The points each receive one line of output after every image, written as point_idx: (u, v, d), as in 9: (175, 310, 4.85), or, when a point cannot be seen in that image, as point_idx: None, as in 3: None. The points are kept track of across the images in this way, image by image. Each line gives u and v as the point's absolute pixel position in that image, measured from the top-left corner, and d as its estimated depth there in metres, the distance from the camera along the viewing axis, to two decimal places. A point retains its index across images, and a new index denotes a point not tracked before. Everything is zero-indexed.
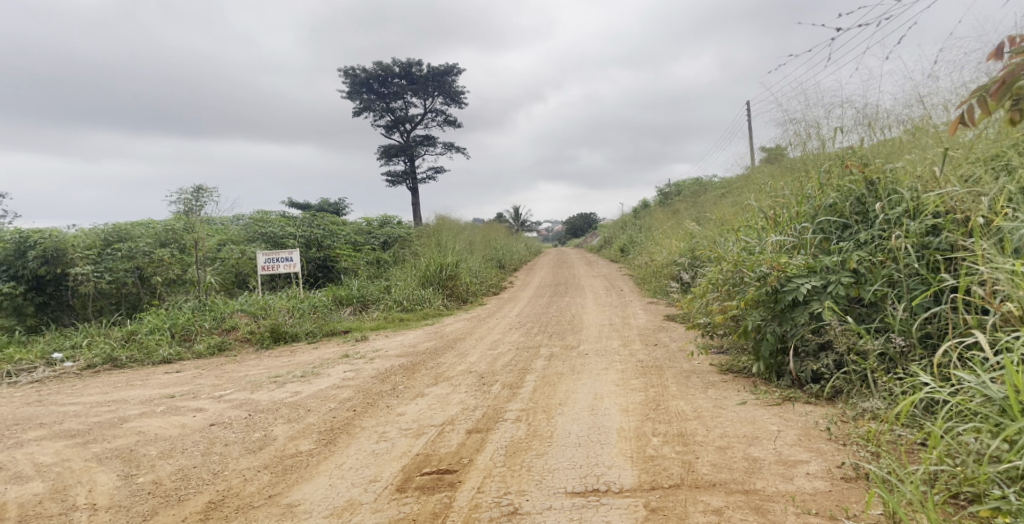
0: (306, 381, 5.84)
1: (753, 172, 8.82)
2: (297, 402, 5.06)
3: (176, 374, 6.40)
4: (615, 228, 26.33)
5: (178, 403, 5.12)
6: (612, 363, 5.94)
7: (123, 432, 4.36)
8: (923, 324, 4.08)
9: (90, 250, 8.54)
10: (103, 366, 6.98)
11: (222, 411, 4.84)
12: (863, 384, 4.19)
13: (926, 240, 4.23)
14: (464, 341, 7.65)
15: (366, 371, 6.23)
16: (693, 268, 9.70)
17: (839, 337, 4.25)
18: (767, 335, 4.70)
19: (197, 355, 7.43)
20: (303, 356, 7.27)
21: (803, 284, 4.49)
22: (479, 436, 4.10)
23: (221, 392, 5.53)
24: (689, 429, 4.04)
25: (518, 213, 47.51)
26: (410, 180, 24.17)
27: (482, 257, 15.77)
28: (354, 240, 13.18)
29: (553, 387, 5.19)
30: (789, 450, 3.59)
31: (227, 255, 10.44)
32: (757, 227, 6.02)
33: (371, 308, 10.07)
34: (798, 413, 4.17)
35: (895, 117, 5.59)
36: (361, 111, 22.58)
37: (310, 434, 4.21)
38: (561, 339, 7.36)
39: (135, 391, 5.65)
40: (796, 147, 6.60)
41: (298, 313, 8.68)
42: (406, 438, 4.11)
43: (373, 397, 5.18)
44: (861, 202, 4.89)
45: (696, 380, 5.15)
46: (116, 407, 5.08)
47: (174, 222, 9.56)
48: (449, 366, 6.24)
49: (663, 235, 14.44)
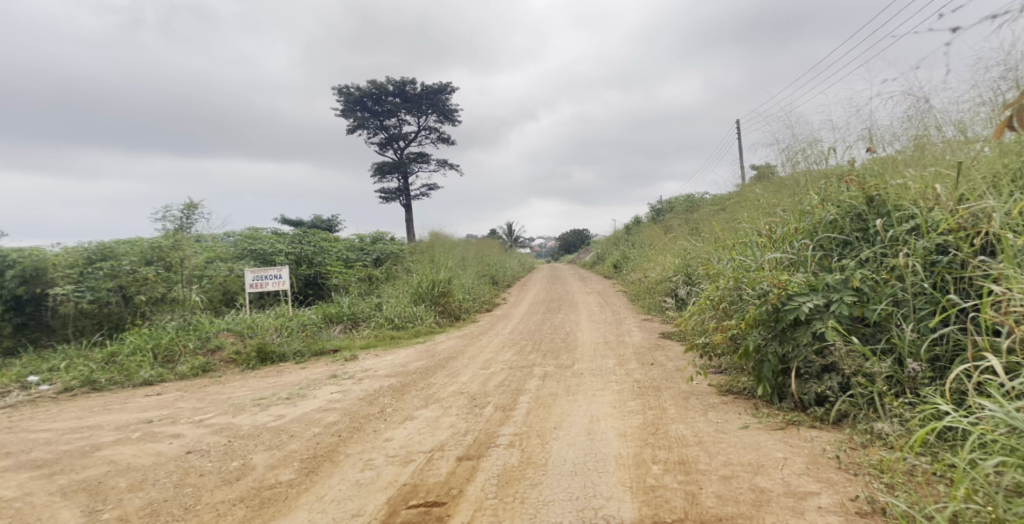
0: (291, 404, 5.62)
1: (747, 188, 8.71)
2: (280, 427, 4.84)
3: (156, 397, 6.15)
4: (609, 244, 26.34)
5: (156, 429, 4.88)
6: (608, 384, 5.75)
7: (93, 462, 4.13)
8: (932, 346, 3.97)
9: (72, 268, 8.31)
10: (81, 390, 6.72)
11: (200, 438, 4.61)
12: (870, 408, 4.04)
13: (933, 259, 4.12)
14: (456, 361, 7.43)
15: (354, 392, 6.01)
16: (689, 285, 9.56)
17: (844, 358, 4.10)
18: (769, 356, 4.51)
19: (179, 376, 7.19)
20: (290, 376, 7.03)
21: (805, 303, 4.33)
22: (469, 463, 3.89)
23: (202, 416, 5.29)
24: (691, 457, 3.85)
25: (510, 230, 47.52)
26: (404, 196, 24.05)
27: (475, 273, 15.61)
28: (345, 257, 12.99)
29: (547, 410, 4.99)
30: (797, 480, 3.41)
31: (214, 273, 10.14)
32: (752, 244, 5.90)
33: (362, 326, 9.86)
34: (804, 439, 3.99)
35: (891, 134, 5.48)
36: (354, 127, 22.45)
37: (291, 463, 3.98)
38: (556, 357, 7.15)
39: (112, 415, 5.42)
40: (790, 164, 6.50)
41: (286, 331, 8.47)
42: (393, 466, 3.89)
43: (360, 421, 4.96)
44: (862, 219, 4.77)
45: (696, 402, 4.97)
46: (89, 434, 4.84)
47: (161, 239, 9.30)
48: (440, 387, 6.03)
49: (657, 251, 14.34)
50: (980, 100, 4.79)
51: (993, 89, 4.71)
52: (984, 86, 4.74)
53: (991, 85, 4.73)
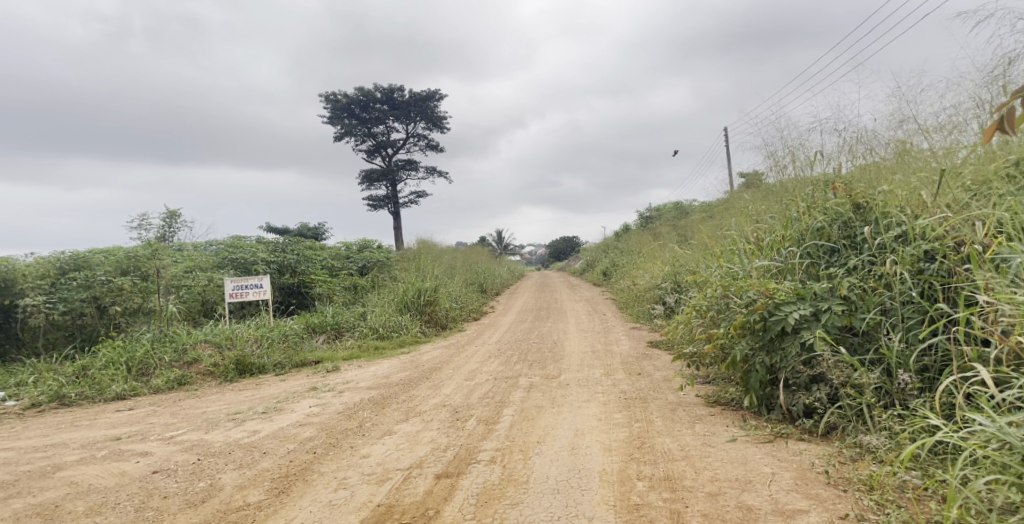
0: (267, 419, 5.44)
1: (735, 195, 8.65)
2: (253, 444, 4.67)
3: (127, 413, 5.95)
4: (598, 251, 26.26)
5: (123, 447, 4.70)
6: (594, 395, 5.62)
7: (53, 484, 3.95)
8: (921, 355, 3.90)
9: (43, 279, 8.09)
10: (49, 405, 6.50)
11: (169, 456, 4.43)
12: (859, 420, 3.95)
13: (920, 267, 4.05)
14: (440, 371, 7.27)
15: (333, 406, 5.84)
16: (677, 293, 9.47)
17: (832, 369, 4.01)
18: (756, 367, 4.41)
19: (154, 390, 6.98)
20: (269, 389, 6.84)
21: (793, 312, 4.24)
22: (448, 481, 3.75)
23: (173, 432, 5.11)
24: (677, 472, 3.73)
25: (500, 238, 47.44)
26: (392, 203, 23.87)
27: (463, 281, 15.46)
28: (330, 266, 12.82)
29: (531, 423, 4.86)
30: (785, 497, 3.33)
31: (193, 283, 9.89)
32: (740, 251, 5.84)
33: (346, 336, 9.67)
34: (792, 452, 3.89)
35: (875, 140, 5.42)
36: (342, 135, 22.29)
37: (261, 483, 3.82)
38: (542, 368, 7.01)
39: (79, 432, 5.22)
40: (777, 170, 6.43)
41: (267, 342, 8.28)
42: (368, 485, 3.74)
43: (337, 436, 4.80)
44: (849, 226, 4.69)
45: (683, 414, 4.86)
46: (53, 453, 4.65)
47: (138, 248, 9.07)
48: (422, 400, 5.88)
49: (646, 259, 14.26)
50: (968, 105, 4.73)
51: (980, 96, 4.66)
52: (969, 91, 4.70)
53: (976, 92, 4.69)
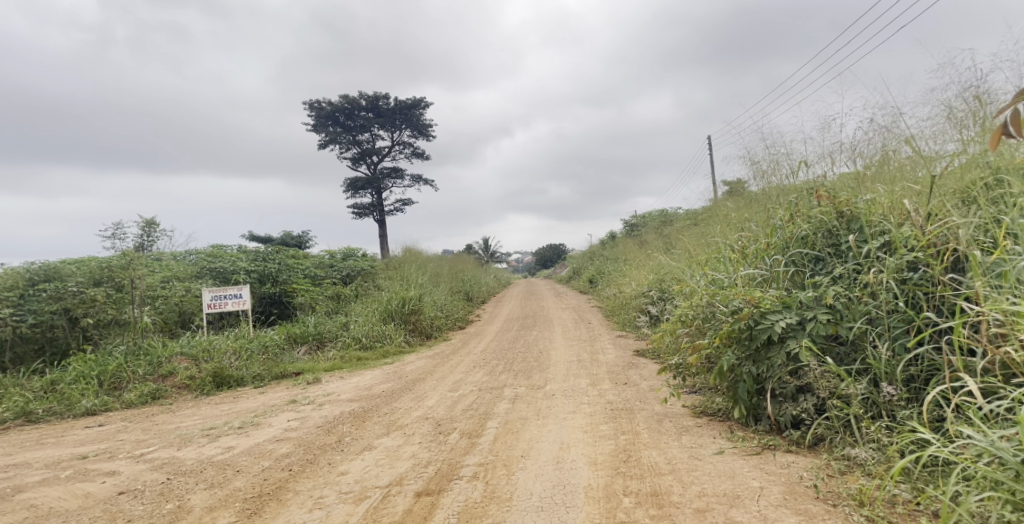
0: (243, 434, 5.26)
1: (719, 203, 8.62)
2: (227, 461, 4.49)
3: (97, 429, 5.73)
4: (585, 258, 26.24)
5: (89, 466, 4.50)
6: (580, 406, 5.50)
7: (10, 508, 3.76)
8: (907, 365, 3.83)
9: (11, 291, 7.82)
10: (15, 422, 6.27)
11: (137, 475, 4.25)
12: (847, 431, 3.86)
13: (905, 275, 4.00)
14: (423, 382, 7.13)
15: (312, 420, 5.67)
16: (663, 300, 9.40)
17: (818, 380, 3.92)
18: (743, 376, 4.32)
19: (126, 405, 6.76)
20: (246, 403, 6.64)
21: (779, 322, 4.15)
22: (428, 499, 3.61)
23: (143, 450, 4.91)
24: (664, 487, 3.62)
25: (487, 246, 47.32)
26: (377, 211, 23.68)
27: (448, 289, 15.32)
28: (313, 274, 12.62)
29: (515, 436, 4.73)
30: (774, 513, 3.23)
31: (170, 293, 9.65)
32: (726, 259, 5.78)
33: (328, 346, 9.48)
34: (780, 465, 3.79)
35: (855, 149, 5.39)
36: (326, 143, 22.09)
37: (233, 504, 3.66)
38: (527, 378, 6.89)
39: (44, 451, 5.01)
40: (760, 178, 6.39)
41: (245, 354, 8.08)
42: (345, 504, 3.59)
43: (315, 452, 4.63)
44: (833, 234, 4.62)
45: (669, 425, 4.75)
46: (14, 473, 4.44)
47: (113, 258, 8.84)
48: (404, 412, 5.72)
49: (633, 266, 14.19)
50: (946, 114, 4.71)
51: (959, 105, 4.64)
52: (947, 100, 4.67)
53: (957, 101, 4.65)
